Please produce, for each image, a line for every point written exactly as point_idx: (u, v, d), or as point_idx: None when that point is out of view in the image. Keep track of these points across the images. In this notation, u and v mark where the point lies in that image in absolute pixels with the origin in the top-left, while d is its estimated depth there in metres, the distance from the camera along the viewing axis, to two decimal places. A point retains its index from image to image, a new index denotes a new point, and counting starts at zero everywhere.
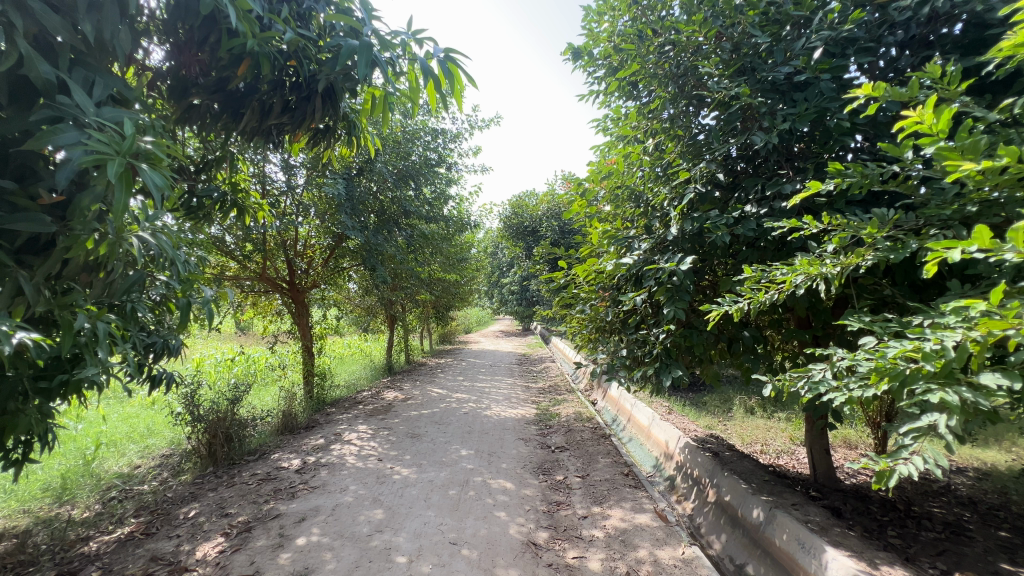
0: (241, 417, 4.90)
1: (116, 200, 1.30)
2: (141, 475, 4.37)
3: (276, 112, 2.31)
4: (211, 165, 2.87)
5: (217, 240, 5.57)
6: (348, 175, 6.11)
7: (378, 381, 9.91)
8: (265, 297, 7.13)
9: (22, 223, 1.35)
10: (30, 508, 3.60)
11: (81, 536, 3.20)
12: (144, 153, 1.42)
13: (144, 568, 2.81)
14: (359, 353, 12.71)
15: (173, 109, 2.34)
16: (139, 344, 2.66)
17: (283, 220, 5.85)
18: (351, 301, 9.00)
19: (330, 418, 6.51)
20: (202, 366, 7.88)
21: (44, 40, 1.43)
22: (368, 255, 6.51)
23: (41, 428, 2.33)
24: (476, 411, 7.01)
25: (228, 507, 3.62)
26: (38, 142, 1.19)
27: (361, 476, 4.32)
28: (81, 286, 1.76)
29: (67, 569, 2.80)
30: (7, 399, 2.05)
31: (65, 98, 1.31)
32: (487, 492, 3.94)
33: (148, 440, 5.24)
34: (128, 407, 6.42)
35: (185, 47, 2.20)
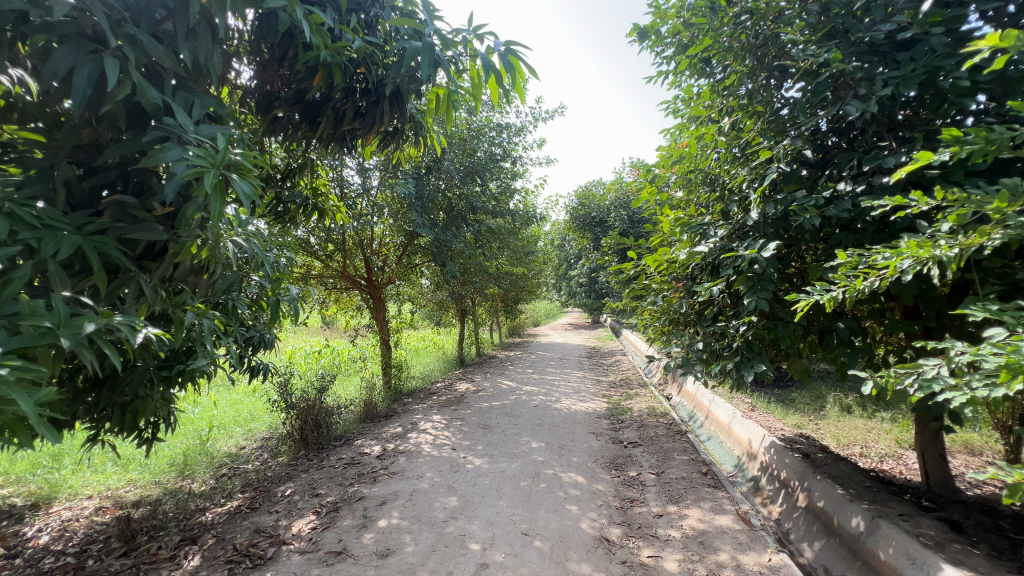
0: (328, 405, 5.29)
1: (213, 209, 1.43)
2: (246, 455, 4.88)
3: (349, 118, 2.43)
4: (295, 172, 3.10)
5: (303, 242, 6.04)
6: (418, 175, 6.33)
7: (451, 373, 10.26)
8: (345, 294, 7.54)
9: (140, 232, 1.54)
10: (159, 479, 4.15)
11: (199, 507, 3.62)
12: (234, 164, 1.55)
13: (250, 539, 3.13)
14: (433, 346, 13.22)
15: (261, 122, 2.54)
16: (240, 337, 2.95)
17: (360, 220, 6.21)
18: (424, 297, 9.37)
19: (407, 407, 6.84)
20: (294, 357, 8.62)
21: (152, 69, 1.60)
22: (439, 251, 6.71)
23: (164, 411, 2.66)
24: (546, 404, 7.03)
25: (318, 487, 3.94)
26: (150, 160, 1.34)
27: (436, 464, 4.50)
28: (189, 287, 1.97)
29: (189, 535, 3.19)
30: (138, 385, 2.36)
31: (171, 119, 1.46)
32: (558, 485, 3.94)
33: (251, 424, 5.83)
34: (234, 394, 7.19)
35: (269, 64, 2.37)
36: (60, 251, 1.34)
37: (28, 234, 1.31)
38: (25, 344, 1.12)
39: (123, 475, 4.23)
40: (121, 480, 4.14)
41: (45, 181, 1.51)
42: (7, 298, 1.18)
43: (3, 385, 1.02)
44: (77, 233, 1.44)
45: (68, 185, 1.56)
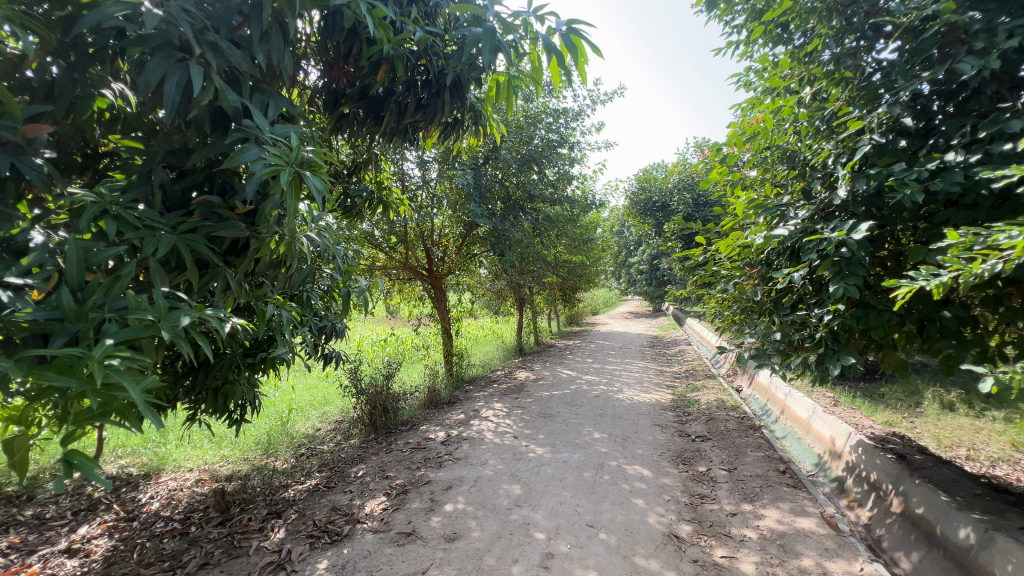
0: (394, 392, 5.50)
1: (288, 206, 1.49)
2: (322, 436, 5.21)
3: (411, 110, 2.45)
4: (360, 167, 3.20)
5: (368, 235, 6.28)
6: (475, 164, 6.36)
7: (510, 361, 10.34)
8: (408, 285, 7.78)
9: (225, 230, 1.64)
10: (248, 457, 4.54)
11: (283, 483, 3.91)
12: (307, 161, 1.61)
13: (328, 516, 3.32)
14: (492, 335, 13.40)
15: (329, 120, 2.63)
16: (314, 326, 3.11)
17: (421, 212, 6.37)
18: (483, 286, 9.48)
19: (469, 394, 6.99)
20: (363, 345, 9.06)
21: (232, 74, 1.69)
22: (497, 241, 6.73)
23: (250, 395, 2.86)
24: (607, 394, 6.91)
25: (388, 470, 4.12)
26: (231, 161, 1.41)
27: (499, 451, 4.56)
28: (268, 281, 2.09)
29: (275, 509, 3.45)
30: (227, 371, 2.56)
31: (249, 121, 1.54)
32: (623, 478, 3.86)
33: (325, 407, 6.21)
34: (310, 379, 7.69)
35: (335, 63, 2.44)
36: (159, 250, 1.46)
37: (132, 235, 1.43)
38: (132, 336, 1.22)
39: (217, 451, 4.65)
40: (216, 455, 4.55)
41: (145, 185, 1.63)
42: (118, 293, 1.30)
43: (115, 373, 1.12)
44: (172, 233, 1.55)
45: (164, 188, 1.68)
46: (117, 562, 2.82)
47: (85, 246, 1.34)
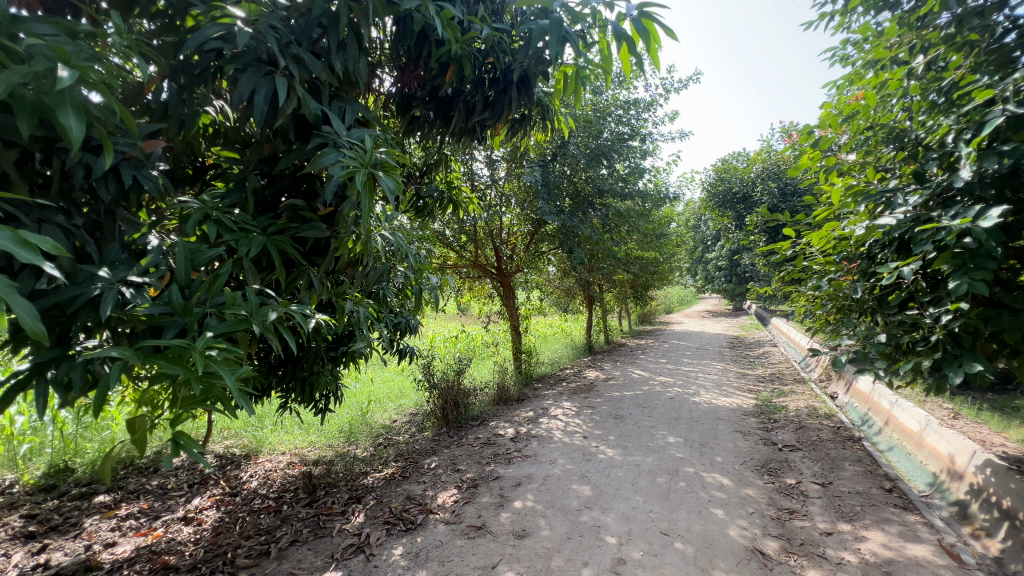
0: (465, 387, 5.63)
1: (363, 206, 1.55)
2: (398, 427, 5.47)
3: (479, 109, 2.47)
4: (431, 168, 3.29)
5: (440, 235, 6.49)
6: (543, 162, 6.34)
7: (579, 359, 10.22)
8: (478, 283, 7.93)
9: (308, 231, 1.75)
10: (332, 443, 4.87)
11: (362, 470, 4.15)
12: (380, 162, 1.66)
13: (403, 504, 3.46)
14: (561, 334, 13.33)
15: (401, 123, 2.72)
16: (390, 322, 3.25)
17: (490, 211, 6.48)
18: (552, 284, 9.44)
19: (538, 392, 6.99)
20: (435, 341, 9.38)
21: (313, 84, 1.80)
22: (566, 238, 6.65)
23: (333, 386, 3.06)
24: (682, 397, 6.59)
25: (459, 463, 4.22)
26: (312, 165, 1.50)
27: (568, 451, 4.51)
28: (347, 279, 2.20)
29: (355, 494, 3.66)
30: (312, 363, 2.75)
31: (328, 127, 1.63)
32: (700, 486, 3.65)
33: (401, 400, 6.51)
34: (387, 372, 8.10)
35: (406, 68, 2.51)
36: (251, 250, 1.58)
37: (229, 238, 1.56)
38: (228, 329, 1.33)
39: (306, 436, 5.03)
40: (305, 441, 4.93)
41: (240, 192, 1.78)
42: (217, 290, 1.43)
43: (214, 363, 1.23)
44: (263, 234, 1.68)
45: (257, 194, 1.83)
46: (223, 533, 3.14)
47: (190, 248, 1.49)
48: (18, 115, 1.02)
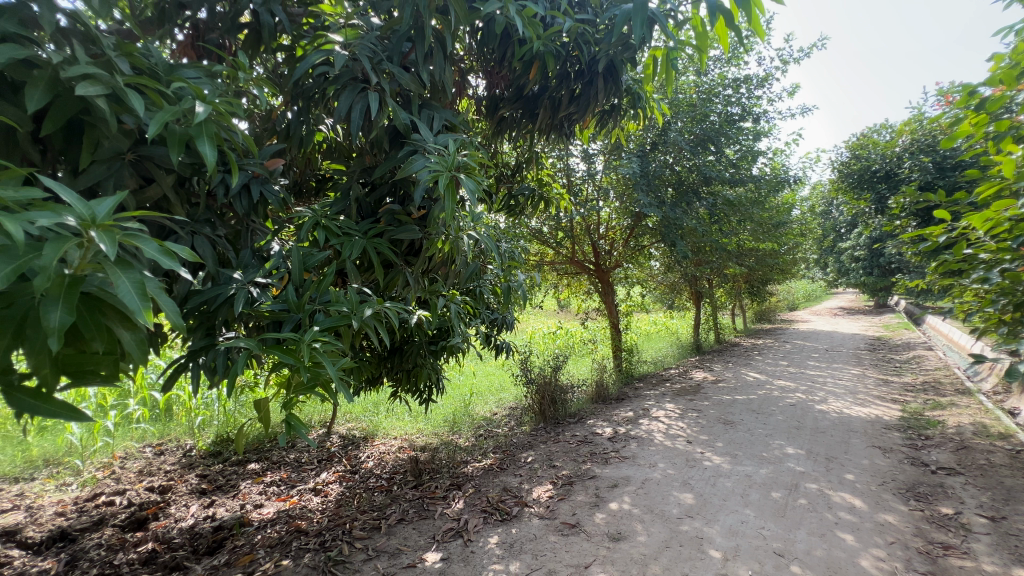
0: (562, 384, 5.62)
1: (447, 207, 1.63)
2: (498, 420, 5.65)
3: (564, 103, 2.44)
4: (523, 166, 3.33)
5: (536, 232, 6.55)
6: (642, 152, 6.06)
7: (686, 359, 9.63)
8: (576, 280, 7.86)
9: (402, 234, 1.88)
10: (437, 432, 5.19)
11: (463, 459, 4.36)
12: (462, 164, 1.73)
13: (500, 495, 3.57)
14: (665, 331, 12.68)
15: (490, 124, 2.80)
16: (486, 318, 3.37)
17: (586, 206, 6.37)
18: (655, 280, 9.00)
19: (639, 392, 6.74)
20: (535, 337, 9.50)
21: (405, 96, 1.94)
22: (668, 231, 6.28)
23: (434, 378, 3.25)
24: (807, 404, 5.88)
25: (555, 459, 4.23)
26: (401, 171, 1.61)
27: (670, 455, 4.28)
28: (440, 277, 2.33)
29: (456, 481, 3.85)
30: (415, 356, 2.96)
31: (416, 135, 1.74)
32: (824, 505, 3.23)
33: (501, 394, 6.72)
34: (489, 366, 8.41)
35: (494, 70, 2.58)
36: (353, 253, 1.75)
37: (335, 241, 1.75)
38: (332, 324, 1.48)
39: (415, 423, 5.42)
40: (414, 428, 5.31)
41: (345, 200, 1.98)
42: (325, 289, 1.61)
43: (319, 354, 1.38)
44: (364, 237, 1.85)
45: (360, 200, 2.02)
46: (344, 505, 3.52)
47: (304, 252, 1.70)
48: (170, 145, 1.22)
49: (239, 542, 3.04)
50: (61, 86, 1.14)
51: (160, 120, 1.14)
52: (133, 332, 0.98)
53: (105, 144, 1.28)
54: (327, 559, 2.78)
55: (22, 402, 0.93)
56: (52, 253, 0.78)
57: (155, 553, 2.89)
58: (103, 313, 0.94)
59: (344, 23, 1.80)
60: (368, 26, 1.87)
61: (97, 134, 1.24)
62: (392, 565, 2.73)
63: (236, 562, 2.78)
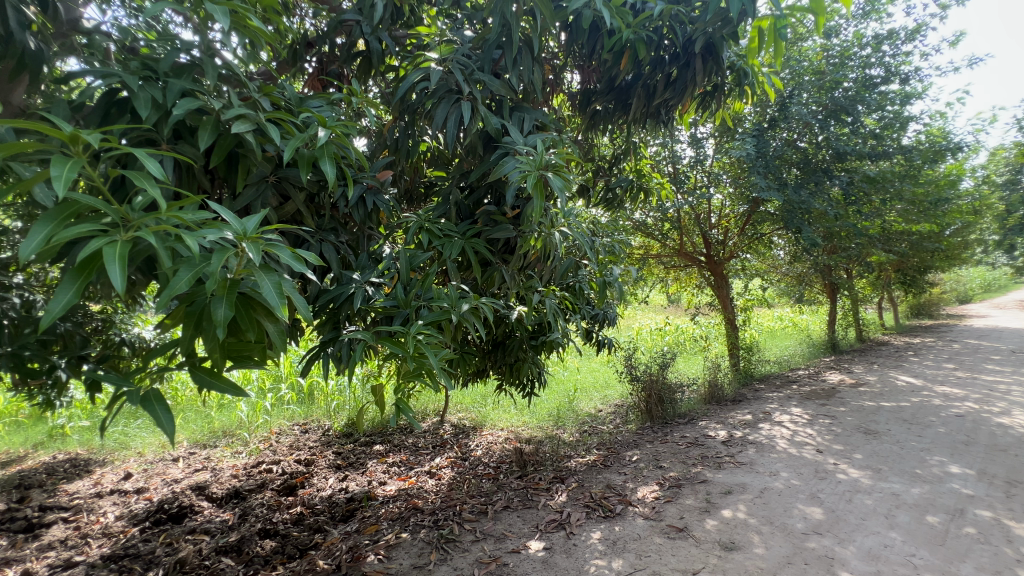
0: (670, 383, 5.36)
1: (536, 205, 1.67)
2: (602, 417, 5.59)
3: (659, 89, 2.36)
4: (620, 159, 3.26)
5: (640, 224, 6.32)
6: (759, 131, 5.51)
7: (818, 359, 8.56)
8: (685, 273, 7.42)
9: (497, 233, 1.98)
10: (542, 425, 5.30)
11: (567, 453, 4.38)
12: (551, 162, 1.76)
13: (603, 492, 3.54)
14: (793, 328, 11.40)
15: (583, 118, 2.79)
16: (586, 313, 3.36)
17: (694, 194, 6.00)
18: (778, 271, 8.14)
19: (759, 394, 6.17)
20: (641, 333, 9.18)
21: (497, 101, 2.03)
22: (792, 216, 5.64)
23: (536, 373, 3.33)
24: (981, 416, 4.89)
25: (662, 460, 4.07)
26: (493, 174, 1.70)
27: (795, 464, 3.87)
28: (536, 273, 2.39)
29: (559, 474, 3.91)
30: (517, 351, 3.07)
31: (507, 138, 1.82)
32: (1001, 537, 2.69)
33: (606, 391, 6.62)
34: (593, 361, 8.32)
35: (585, 64, 2.58)
36: (453, 253, 1.88)
37: (437, 243, 1.90)
38: (434, 319, 1.62)
39: (520, 416, 5.59)
40: (519, 420, 5.48)
41: (446, 204, 2.14)
42: (428, 286, 1.76)
43: (422, 346, 1.52)
44: (462, 237, 1.98)
45: (459, 203, 2.15)
46: (456, 489, 3.77)
47: (410, 253, 1.88)
48: (301, 167, 1.45)
49: (367, 513, 3.44)
50: (221, 126, 1.41)
51: (293, 147, 1.36)
52: (276, 324, 1.18)
53: (255, 171, 1.55)
54: (440, 536, 3.02)
55: (200, 379, 1.17)
56: (217, 262, 0.97)
57: (303, 516, 3.41)
58: (254, 309, 1.14)
59: (441, 41, 1.95)
60: (461, 39, 2.00)
61: (248, 163, 1.52)
62: (498, 549, 2.88)
63: (364, 530, 3.16)
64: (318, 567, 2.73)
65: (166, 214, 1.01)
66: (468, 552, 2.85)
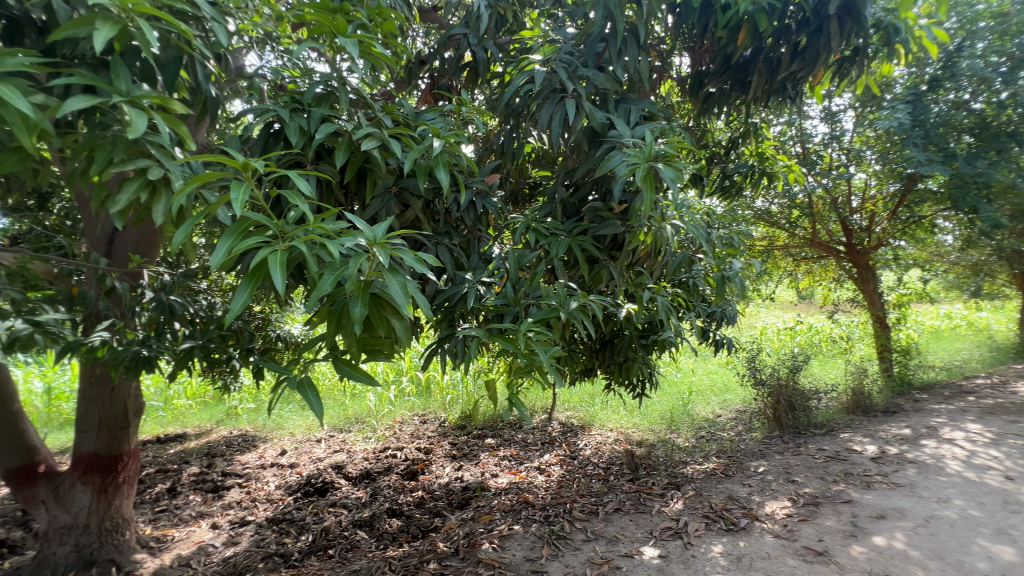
0: (804, 388, 4.78)
1: (646, 198, 1.62)
2: (722, 423, 5.19)
3: (785, 62, 2.15)
4: (738, 143, 3.00)
5: (762, 213, 5.74)
6: (914, 95, 4.68)
7: (1005, 367, 7.00)
8: (820, 264, 6.50)
9: (605, 229, 1.95)
10: (655, 428, 5.08)
11: (683, 459, 4.14)
12: (661, 153, 1.69)
13: (725, 503, 3.28)
14: (966, 329, 9.48)
15: (695, 104, 2.63)
16: (702, 312, 3.14)
17: (829, 175, 5.28)
18: (946, 260, 6.82)
19: (920, 405, 5.24)
20: (766, 332, 8.33)
21: (602, 96, 2.00)
22: (963, 193, 4.70)
23: (647, 373, 3.20)
24: None
25: (794, 474, 3.66)
26: (600, 169, 1.68)
27: (974, 492, 3.22)
28: (646, 269, 2.30)
29: (674, 481, 3.71)
30: (627, 350, 2.97)
31: (613, 132, 1.79)
32: None
33: (725, 395, 6.13)
34: (709, 363, 7.75)
35: (696, 46, 2.43)
36: (560, 251, 1.90)
37: (544, 242, 1.93)
38: (543, 316, 1.65)
39: (630, 418, 5.41)
40: (629, 422, 5.31)
41: (552, 203, 2.16)
42: (536, 285, 1.80)
43: (533, 342, 1.56)
44: (569, 236, 1.98)
45: (565, 202, 2.16)
46: (565, 487, 3.79)
47: (518, 253, 1.93)
48: (420, 176, 1.57)
49: (481, 502, 3.61)
50: (353, 145, 1.58)
51: (412, 158, 1.48)
52: (402, 321, 1.29)
53: (380, 183, 1.71)
54: (551, 532, 3.05)
55: (342, 370, 1.33)
56: (354, 266, 1.10)
57: (424, 500, 3.69)
58: (383, 308, 1.26)
59: (544, 42, 1.98)
60: (563, 38, 2.01)
61: (374, 176, 1.68)
62: (609, 551, 2.83)
63: (479, 519, 3.32)
64: (439, 549, 2.92)
65: (314, 225, 1.16)
66: (579, 551, 2.85)
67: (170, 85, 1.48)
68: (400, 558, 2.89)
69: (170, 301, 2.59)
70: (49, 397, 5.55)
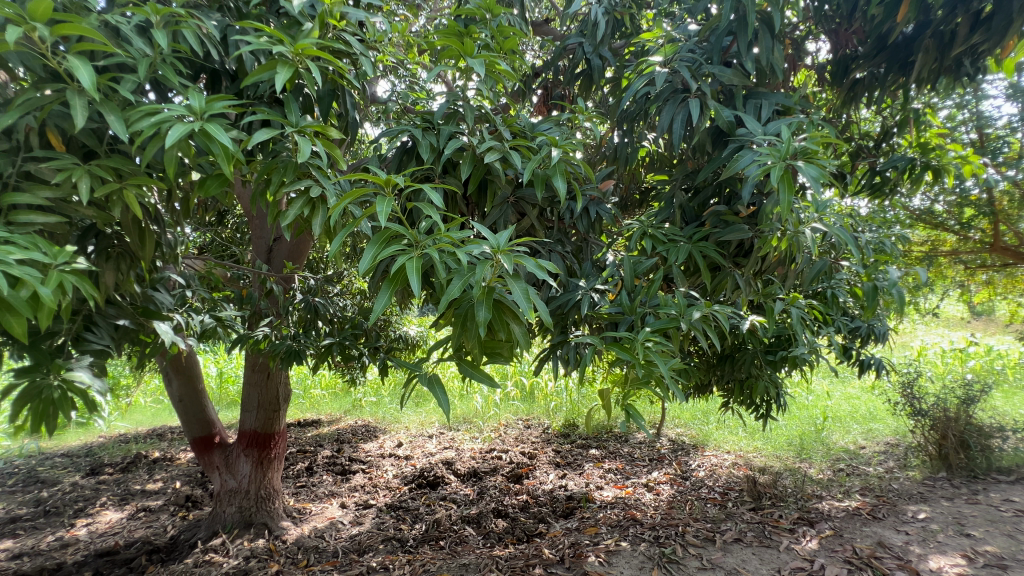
0: (982, 424, 3.94)
1: (782, 200, 1.48)
2: (866, 456, 4.49)
3: (961, 34, 1.83)
4: (893, 132, 2.60)
5: (921, 214, 4.86)
6: None
7: None
8: (1004, 273, 5.30)
9: (731, 234, 1.82)
10: (781, 455, 4.56)
11: (816, 493, 3.65)
12: (800, 150, 1.53)
13: (873, 550, 2.83)
14: None
15: (840, 92, 2.35)
16: (844, 326, 2.76)
17: (1019, 165, 4.32)
18: None
19: None
20: (925, 353, 7.03)
21: (729, 92, 1.88)
22: None
23: (774, 392, 2.89)
24: None
25: (968, 526, 3.03)
26: (728, 170, 1.57)
27: None
28: (777, 277, 2.09)
29: (807, 516, 3.28)
30: (750, 366, 2.72)
31: (742, 130, 1.67)
32: None
33: (871, 424, 5.29)
34: (848, 386, 6.76)
35: (841, 27, 2.17)
36: (679, 257, 1.81)
37: (661, 249, 1.85)
38: (662, 326, 1.59)
39: (751, 440, 4.91)
40: (750, 445, 4.83)
41: (669, 208, 2.07)
42: (654, 293, 1.74)
43: (651, 353, 1.52)
44: (689, 242, 1.88)
45: (683, 206, 2.06)
46: (676, 508, 3.57)
47: (634, 260, 1.88)
48: (538, 185, 1.62)
49: (586, 514, 3.55)
50: (476, 159, 1.68)
51: (532, 168, 1.53)
52: (521, 326, 1.34)
53: (500, 193, 1.80)
54: (662, 554, 2.89)
55: (465, 370, 1.40)
56: (481, 272, 1.16)
57: (528, 504, 3.73)
58: (504, 312, 1.31)
59: (665, 41, 1.91)
60: (686, 35, 1.93)
61: (494, 187, 1.77)
62: None
63: (584, 531, 3.27)
64: (544, 555, 2.93)
65: (443, 233, 1.25)
66: None
67: (325, 115, 1.71)
68: (506, 559, 2.95)
69: (316, 302, 3.00)
70: (220, 380, 6.67)
